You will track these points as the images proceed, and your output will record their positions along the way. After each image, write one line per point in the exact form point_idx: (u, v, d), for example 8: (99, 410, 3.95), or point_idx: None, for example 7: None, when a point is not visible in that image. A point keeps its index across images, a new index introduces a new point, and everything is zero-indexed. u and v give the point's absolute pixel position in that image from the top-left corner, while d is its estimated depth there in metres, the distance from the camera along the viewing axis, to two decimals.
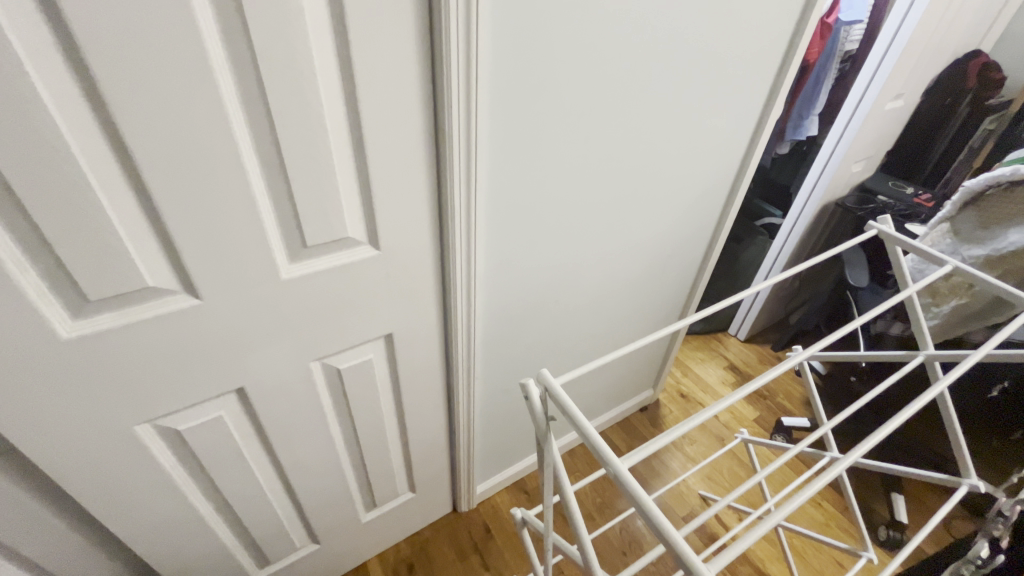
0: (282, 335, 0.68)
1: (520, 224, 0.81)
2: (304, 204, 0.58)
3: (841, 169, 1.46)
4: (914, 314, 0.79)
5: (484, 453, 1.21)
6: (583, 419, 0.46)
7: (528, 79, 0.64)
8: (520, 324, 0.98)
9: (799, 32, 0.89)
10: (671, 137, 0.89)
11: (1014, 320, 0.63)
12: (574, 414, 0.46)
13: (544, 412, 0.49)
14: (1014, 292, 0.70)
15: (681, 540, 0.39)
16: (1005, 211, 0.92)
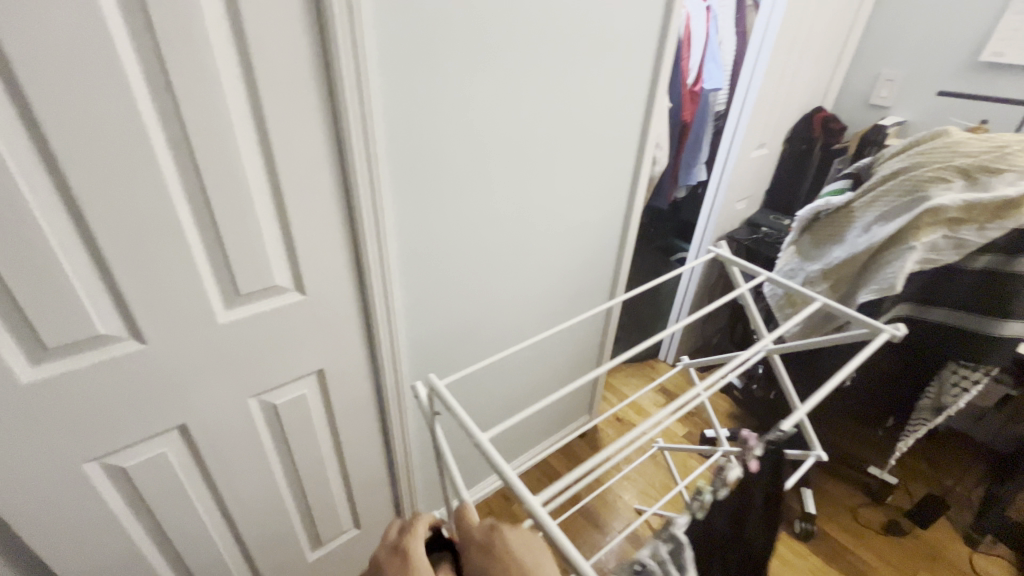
0: (221, 374, 0.79)
1: (431, 269, 0.95)
2: (236, 259, 0.71)
3: (726, 207, 1.71)
4: (749, 308, 0.95)
5: (426, 486, 1.29)
6: (458, 407, 0.60)
7: (422, 154, 0.82)
8: (445, 357, 1.11)
9: (649, 105, 1.14)
10: (557, 189, 1.08)
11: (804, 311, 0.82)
12: (449, 403, 0.60)
13: (430, 406, 0.62)
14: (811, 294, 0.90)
15: (514, 479, 0.52)
16: (828, 232, 1.16)
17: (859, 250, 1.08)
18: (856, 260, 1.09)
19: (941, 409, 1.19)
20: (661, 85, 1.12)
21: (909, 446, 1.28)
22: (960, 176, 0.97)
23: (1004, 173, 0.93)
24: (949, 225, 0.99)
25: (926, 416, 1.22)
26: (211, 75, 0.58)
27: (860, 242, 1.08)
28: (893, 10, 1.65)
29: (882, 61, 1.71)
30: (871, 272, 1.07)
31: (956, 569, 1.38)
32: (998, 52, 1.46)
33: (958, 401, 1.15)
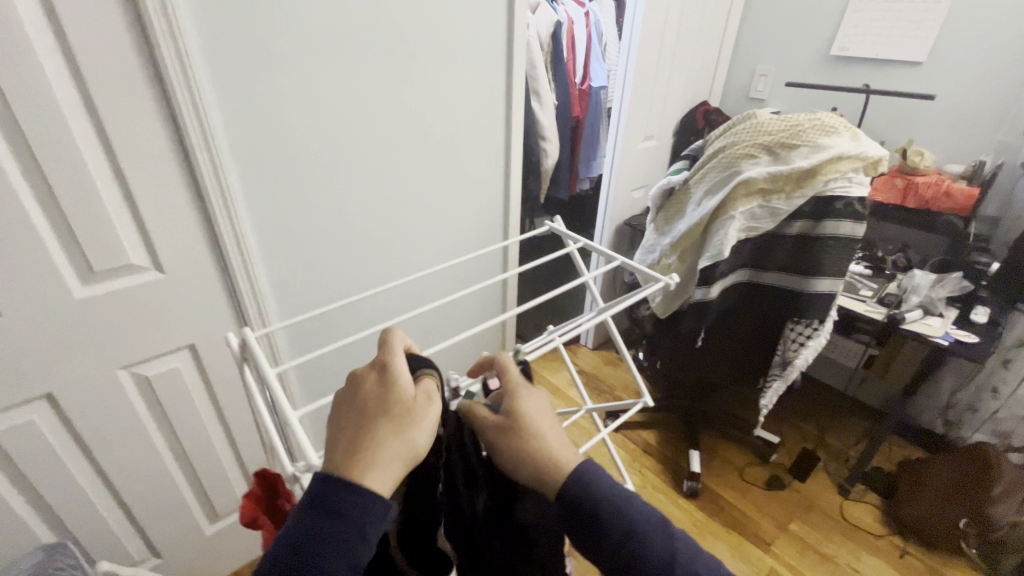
0: (84, 346, 0.87)
1: (294, 248, 1.06)
2: (86, 239, 0.81)
3: (621, 196, 1.84)
4: (577, 265, 1.06)
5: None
6: (257, 349, 0.69)
7: (265, 143, 0.93)
8: (325, 334, 1.20)
9: (506, 100, 1.27)
10: (421, 177, 1.20)
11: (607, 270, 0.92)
12: (250, 346, 0.69)
13: (240, 353, 0.71)
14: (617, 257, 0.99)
15: (280, 402, 0.61)
16: (675, 208, 1.29)
17: (695, 222, 1.20)
18: (693, 232, 1.22)
19: (788, 364, 1.32)
20: (515, 83, 1.25)
21: (771, 404, 1.40)
22: (765, 152, 1.10)
23: (798, 148, 1.06)
24: (761, 195, 1.11)
25: (776, 372, 1.35)
26: (37, 76, 0.68)
27: (695, 215, 1.21)
28: (759, 13, 1.82)
29: (755, 58, 1.88)
30: (706, 241, 1.20)
31: (826, 514, 1.51)
32: (844, 46, 1.63)
33: (799, 356, 1.28)
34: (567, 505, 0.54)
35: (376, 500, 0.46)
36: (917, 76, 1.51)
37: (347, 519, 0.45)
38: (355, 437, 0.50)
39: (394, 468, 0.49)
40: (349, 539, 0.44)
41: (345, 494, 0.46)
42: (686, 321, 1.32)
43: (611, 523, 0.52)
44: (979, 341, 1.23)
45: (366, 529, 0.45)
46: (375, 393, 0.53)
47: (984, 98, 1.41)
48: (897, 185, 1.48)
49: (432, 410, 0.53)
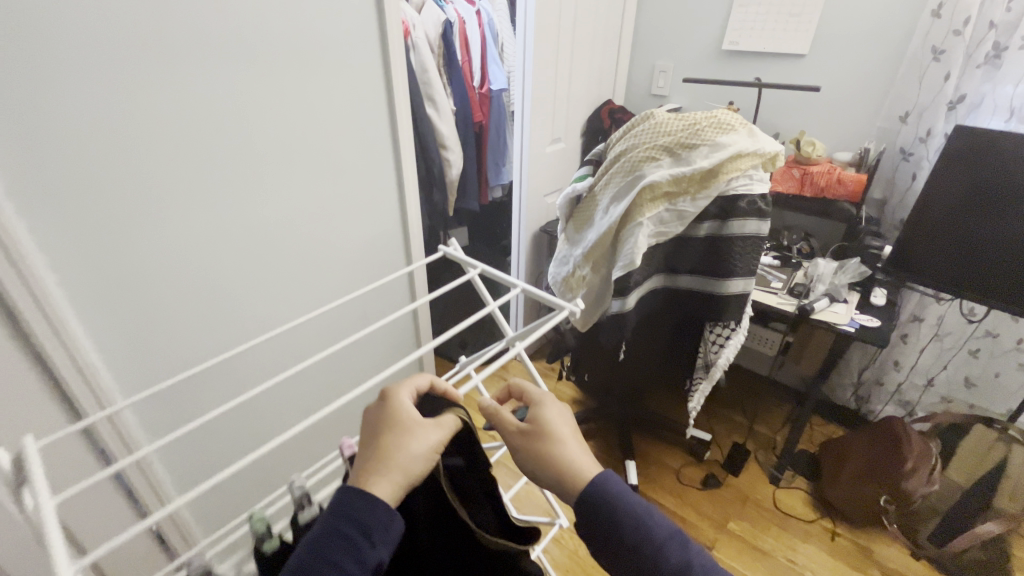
0: None
1: (133, 305, 0.85)
2: None
3: (534, 202, 1.76)
4: (477, 290, 0.94)
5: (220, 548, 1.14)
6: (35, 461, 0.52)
7: (67, 179, 0.72)
8: (193, 399, 1.00)
9: (391, 110, 1.13)
10: (296, 203, 1.03)
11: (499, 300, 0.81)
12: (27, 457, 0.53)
13: (14, 475, 0.53)
14: (514, 282, 0.87)
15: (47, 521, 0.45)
16: (584, 216, 1.21)
17: (603, 231, 1.13)
18: (603, 241, 1.15)
19: (710, 366, 1.28)
20: (398, 89, 1.12)
21: (699, 407, 1.37)
22: (666, 154, 1.04)
23: (698, 147, 1.01)
24: (667, 199, 1.06)
25: (700, 375, 1.30)
26: None
27: (603, 223, 1.14)
28: (652, 10, 1.81)
29: (652, 55, 1.87)
30: (617, 250, 1.13)
31: (761, 507, 1.51)
32: (734, 41, 1.64)
33: (720, 356, 1.24)
34: (589, 509, 0.58)
35: (389, 510, 0.51)
36: (801, 68, 1.55)
37: (351, 528, 0.49)
38: (377, 450, 0.56)
39: (409, 478, 0.55)
40: (355, 545, 0.48)
41: (364, 501, 0.51)
42: (605, 334, 1.26)
43: (626, 523, 0.56)
44: (881, 323, 1.27)
45: (371, 534, 0.49)
46: (393, 415, 0.59)
47: (861, 88, 1.47)
48: (794, 175, 1.50)
49: (450, 421, 0.60)
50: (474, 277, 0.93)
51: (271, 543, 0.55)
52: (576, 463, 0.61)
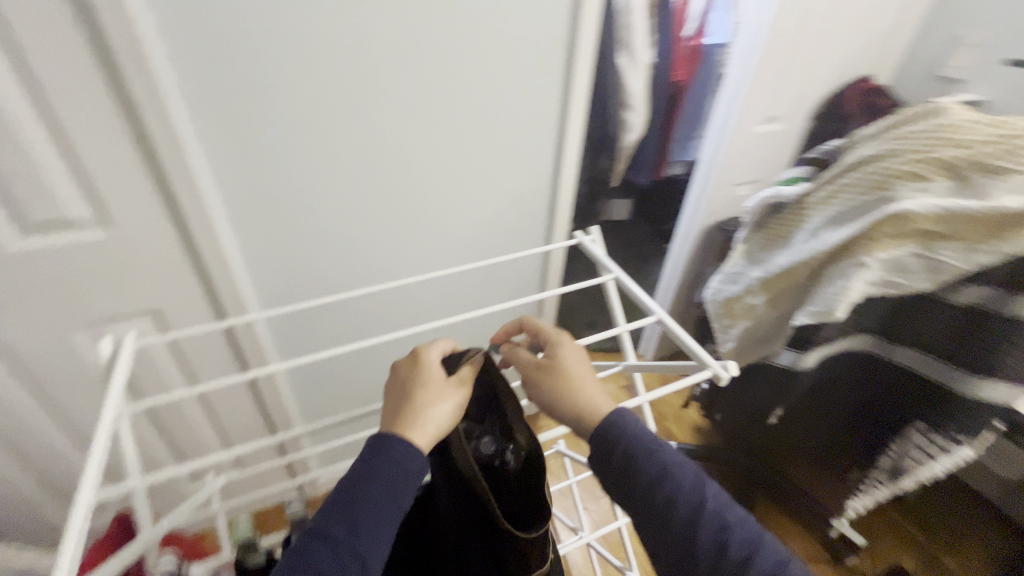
0: (24, 298, 0.78)
1: (274, 215, 0.87)
2: (14, 184, 0.69)
3: (719, 191, 1.44)
4: (611, 300, 0.77)
5: (321, 458, 1.24)
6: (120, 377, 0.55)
7: (230, 84, 0.73)
8: (313, 320, 1.02)
9: (573, 55, 0.93)
10: (443, 146, 0.94)
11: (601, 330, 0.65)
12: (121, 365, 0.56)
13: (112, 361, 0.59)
14: (649, 303, 0.68)
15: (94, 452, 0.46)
16: (776, 233, 0.92)
17: (800, 261, 0.84)
18: (796, 272, 0.86)
19: (900, 471, 0.89)
20: (586, 31, 0.90)
21: (859, 509, 0.99)
22: (943, 172, 0.70)
23: (1011, 174, 0.63)
24: (922, 239, 0.71)
25: (880, 475, 0.92)
26: None
27: (805, 250, 0.84)
28: None
29: (972, 18, 1.28)
30: (813, 291, 0.84)
31: None
32: None
33: (924, 466, 0.85)
34: (599, 449, 0.49)
35: (417, 454, 0.44)
36: None
37: (392, 470, 0.43)
38: (395, 396, 0.49)
39: (431, 424, 0.47)
40: (395, 485, 0.43)
41: (390, 446, 0.44)
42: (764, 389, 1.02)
43: (646, 461, 0.46)
44: None
45: (410, 478, 0.44)
46: (408, 365, 0.52)
47: None
48: None
49: (464, 368, 0.51)
50: (610, 283, 0.76)
51: None
52: (587, 399, 0.51)
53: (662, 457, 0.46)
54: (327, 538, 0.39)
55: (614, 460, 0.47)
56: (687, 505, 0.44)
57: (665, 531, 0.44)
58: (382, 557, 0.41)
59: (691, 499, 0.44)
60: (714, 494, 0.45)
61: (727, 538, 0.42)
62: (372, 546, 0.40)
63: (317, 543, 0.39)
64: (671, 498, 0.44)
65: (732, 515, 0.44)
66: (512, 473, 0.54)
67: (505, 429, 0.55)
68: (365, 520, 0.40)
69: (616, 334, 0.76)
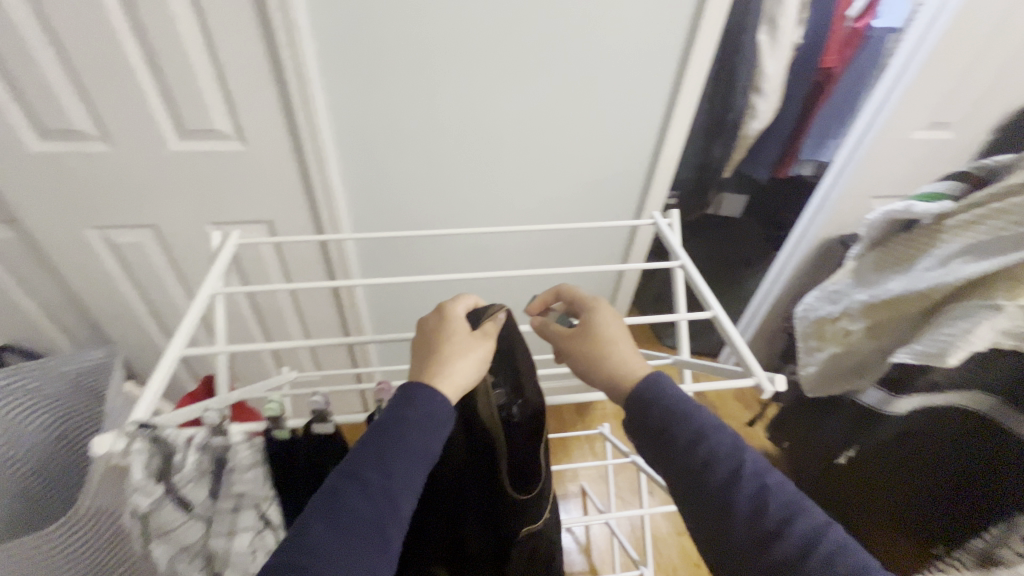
0: (175, 191, 0.94)
1: (375, 152, 0.94)
2: (177, 94, 0.82)
3: (852, 199, 1.25)
4: (675, 287, 0.73)
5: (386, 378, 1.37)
6: (221, 263, 0.65)
7: (353, 24, 0.78)
8: (397, 253, 1.10)
9: (698, 24, 0.85)
10: (541, 106, 0.93)
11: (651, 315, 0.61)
12: (223, 255, 0.67)
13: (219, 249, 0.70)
14: (710, 295, 0.63)
15: (189, 317, 0.56)
16: (902, 255, 0.79)
17: (915, 292, 0.72)
18: (910, 302, 0.74)
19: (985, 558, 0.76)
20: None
21: None
22: None
23: None
24: None
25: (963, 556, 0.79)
26: None
27: (926, 280, 0.71)
28: None
29: None
30: (927, 328, 0.73)
31: None
32: None
33: None
34: (634, 414, 0.45)
35: (443, 401, 0.44)
36: None
37: (422, 418, 0.42)
38: (419, 343, 0.50)
39: (456, 374, 0.47)
40: (424, 434, 0.42)
41: (416, 393, 0.44)
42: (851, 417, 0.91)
43: (682, 425, 0.42)
44: None
45: (439, 427, 0.43)
46: (432, 321, 0.51)
47: None
48: None
49: (487, 324, 0.51)
50: (676, 270, 0.72)
51: (283, 432, 0.46)
52: (621, 360, 0.48)
53: (700, 419, 0.42)
54: (360, 478, 0.38)
55: (649, 422, 0.43)
56: (723, 469, 0.39)
57: (700, 498, 0.40)
58: (412, 503, 0.40)
59: (728, 463, 0.39)
60: (751, 457, 0.40)
61: (767, 502, 0.37)
62: (403, 491, 0.39)
63: (347, 483, 0.38)
64: (706, 461, 0.40)
65: (772, 479, 0.39)
66: (516, 425, 0.55)
67: (518, 389, 0.55)
68: (397, 463, 0.40)
69: (674, 324, 0.71)
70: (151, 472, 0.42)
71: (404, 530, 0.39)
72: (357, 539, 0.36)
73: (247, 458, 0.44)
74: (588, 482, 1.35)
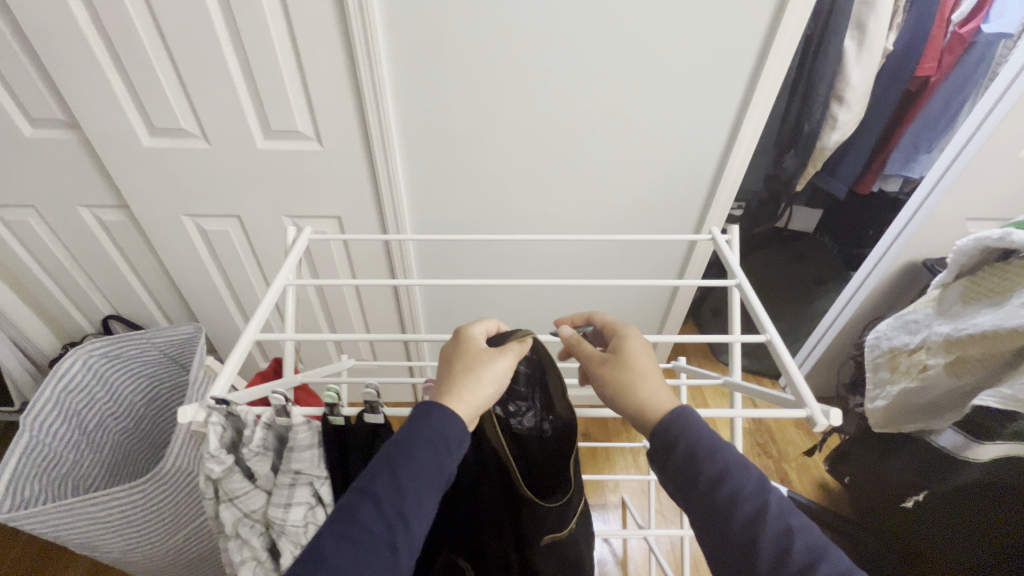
0: (258, 186, 1.03)
1: (438, 155, 0.98)
2: (266, 97, 0.90)
3: (941, 220, 1.14)
4: (730, 307, 0.70)
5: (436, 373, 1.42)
6: (294, 255, 0.71)
7: (425, 34, 0.82)
8: (453, 253, 1.14)
9: (775, 31, 0.82)
10: (603, 115, 0.93)
11: (700, 335, 0.59)
12: (297, 248, 0.73)
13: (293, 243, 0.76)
14: (768, 318, 0.60)
15: (264, 302, 0.62)
16: (992, 286, 0.72)
17: (1007, 329, 0.66)
18: (995, 341, 0.68)
19: None
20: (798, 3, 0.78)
21: None
22: None
23: None
24: None
25: None
26: None
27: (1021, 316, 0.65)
28: None
29: None
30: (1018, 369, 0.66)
31: None
32: None
33: None
34: (658, 450, 0.43)
35: (457, 422, 0.45)
36: None
37: (435, 437, 0.43)
38: (442, 361, 0.50)
39: (473, 396, 0.47)
40: (437, 452, 0.43)
41: (431, 412, 0.44)
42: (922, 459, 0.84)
43: (705, 462, 0.41)
44: None
45: (453, 446, 0.44)
46: (454, 342, 0.52)
47: None
48: None
49: (513, 343, 0.51)
50: (733, 289, 0.69)
51: (338, 419, 0.50)
52: (648, 390, 0.46)
53: (726, 457, 0.41)
54: (373, 496, 0.40)
55: (674, 457, 0.42)
56: (748, 507, 0.38)
57: (724, 539, 0.39)
58: (425, 520, 0.41)
59: (753, 502, 0.38)
60: (777, 497, 0.39)
61: (793, 543, 0.37)
62: (415, 509, 0.40)
63: (362, 500, 0.40)
64: (732, 499, 0.39)
65: (798, 520, 0.38)
66: (551, 441, 0.56)
67: (549, 407, 0.57)
68: (409, 481, 0.41)
69: (728, 344, 0.69)
70: (224, 443, 0.48)
71: (417, 545, 0.41)
72: (367, 557, 0.37)
73: (305, 440, 0.48)
74: (628, 495, 1.33)
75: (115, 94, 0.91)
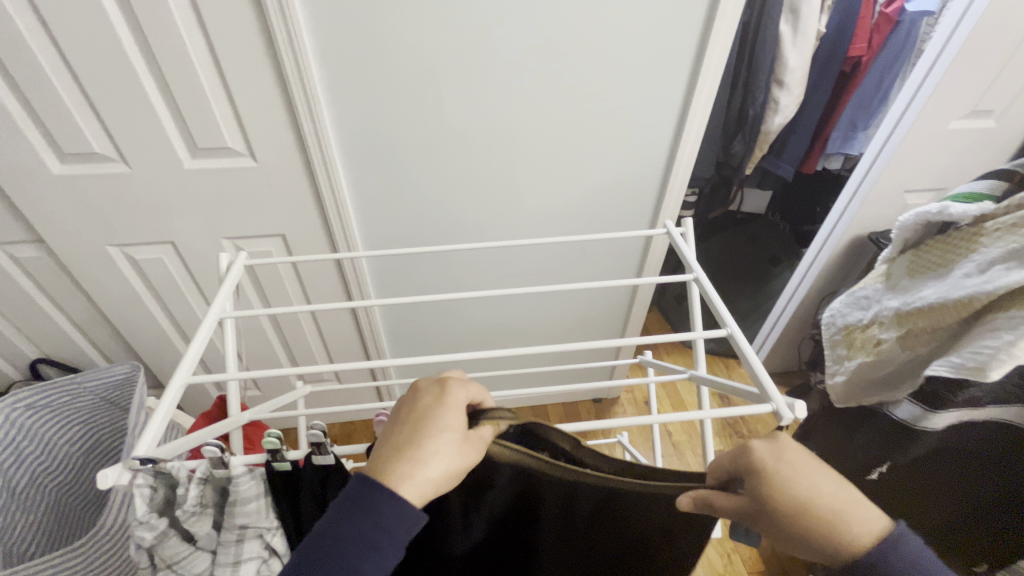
0: (191, 210, 0.96)
1: (382, 165, 0.93)
2: (187, 114, 0.83)
3: (881, 196, 1.19)
4: (691, 302, 0.69)
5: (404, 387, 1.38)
6: (228, 284, 0.66)
7: (357, 37, 0.78)
8: (408, 266, 1.09)
9: (711, 21, 0.82)
10: (550, 113, 0.91)
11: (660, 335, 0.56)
12: (231, 276, 0.67)
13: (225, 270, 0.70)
14: (726, 311, 0.59)
15: (197, 341, 0.57)
16: (936, 258, 0.74)
17: (952, 301, 0.67)
18: (938, 311, 0.70)
19: None
20: None
21: None
22: None
23: None
24: None
25: None
26: None
27: (963, 287, 0.67)
28: None
29: None
30: (964, 339, 0.68)
31: None
32: None
33: None
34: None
35: (408, 512, 0.38)
36: None
37: (376, 531, 0.38)
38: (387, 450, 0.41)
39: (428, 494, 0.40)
40: (379, 548, 0.38)
41: (377, 501, 0.38)
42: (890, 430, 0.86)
43: None
44: None
45: (396, 536, 0.38)
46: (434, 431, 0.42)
47: None
48: None
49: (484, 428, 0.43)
50: (691, 284, 0.68)
51: (282, 465, 0.46)
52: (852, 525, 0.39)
53: None
54: None
55: None
56: None
57: None
58: None
59: None
60: None
61: None
62: None
63: None
64: None
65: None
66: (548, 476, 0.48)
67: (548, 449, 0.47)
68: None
69: (692, 338, 0.67)
70: (156, 504, 0.43)
71: None
72: None
73: (249, 491, 0.44)
74: None
75: (14, 120, 0.82)
